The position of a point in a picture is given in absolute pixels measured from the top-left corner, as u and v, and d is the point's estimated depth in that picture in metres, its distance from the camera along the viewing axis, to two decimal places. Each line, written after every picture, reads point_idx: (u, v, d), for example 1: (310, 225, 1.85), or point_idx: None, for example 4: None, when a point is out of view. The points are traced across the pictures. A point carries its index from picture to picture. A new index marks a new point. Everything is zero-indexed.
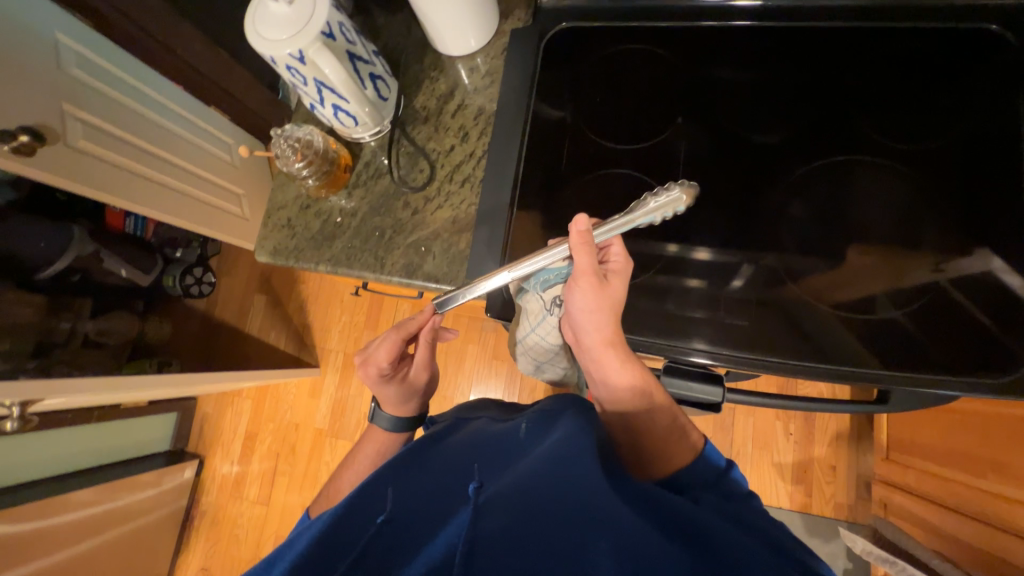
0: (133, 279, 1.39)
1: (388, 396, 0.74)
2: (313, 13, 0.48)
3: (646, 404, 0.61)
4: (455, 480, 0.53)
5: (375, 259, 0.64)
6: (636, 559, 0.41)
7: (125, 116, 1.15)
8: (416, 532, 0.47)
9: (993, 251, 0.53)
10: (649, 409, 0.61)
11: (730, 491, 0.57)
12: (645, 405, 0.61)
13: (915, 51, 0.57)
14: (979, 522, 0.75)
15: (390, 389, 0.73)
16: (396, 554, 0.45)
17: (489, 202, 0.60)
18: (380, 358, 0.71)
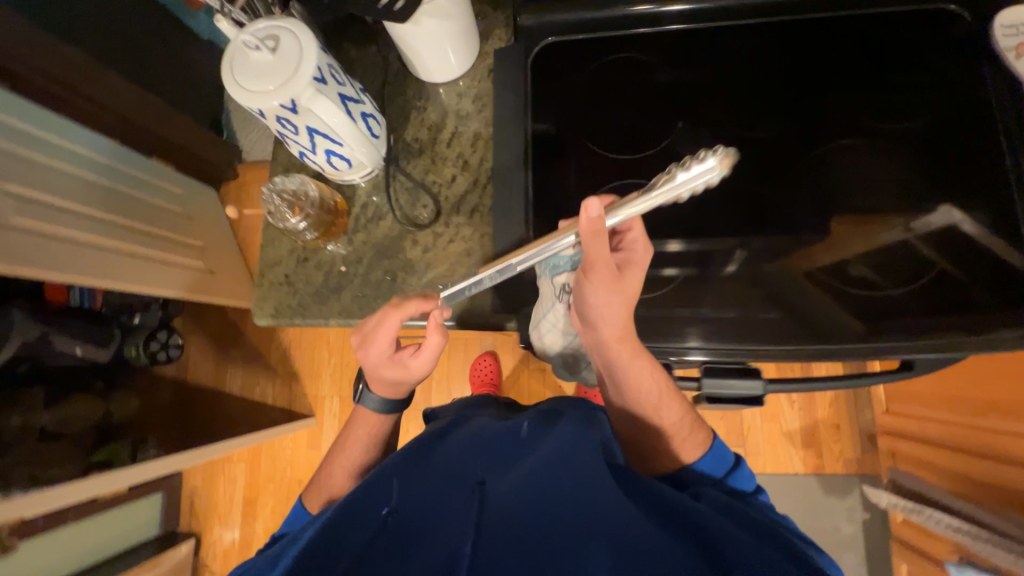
0: (91, 356, 1.25)
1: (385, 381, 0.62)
2: (302, 56, 0.45)
3: (653, 399, 0.61)
4: (457, 479, 0.55)
5: None
6: (618, 529, 0.45)
7: (59, 182, 1.03)
8: (414, 529, 0.50)
9: (955, 206, 0.56)
10: (661, 403, 0.62)
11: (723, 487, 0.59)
12: (656, 400, 0.61)
13: (883, 34, 0.60)
14: (987, 459, 0.80)
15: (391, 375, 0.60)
16: (395, 549, 0.48)
17: (501, 231, 0.58)
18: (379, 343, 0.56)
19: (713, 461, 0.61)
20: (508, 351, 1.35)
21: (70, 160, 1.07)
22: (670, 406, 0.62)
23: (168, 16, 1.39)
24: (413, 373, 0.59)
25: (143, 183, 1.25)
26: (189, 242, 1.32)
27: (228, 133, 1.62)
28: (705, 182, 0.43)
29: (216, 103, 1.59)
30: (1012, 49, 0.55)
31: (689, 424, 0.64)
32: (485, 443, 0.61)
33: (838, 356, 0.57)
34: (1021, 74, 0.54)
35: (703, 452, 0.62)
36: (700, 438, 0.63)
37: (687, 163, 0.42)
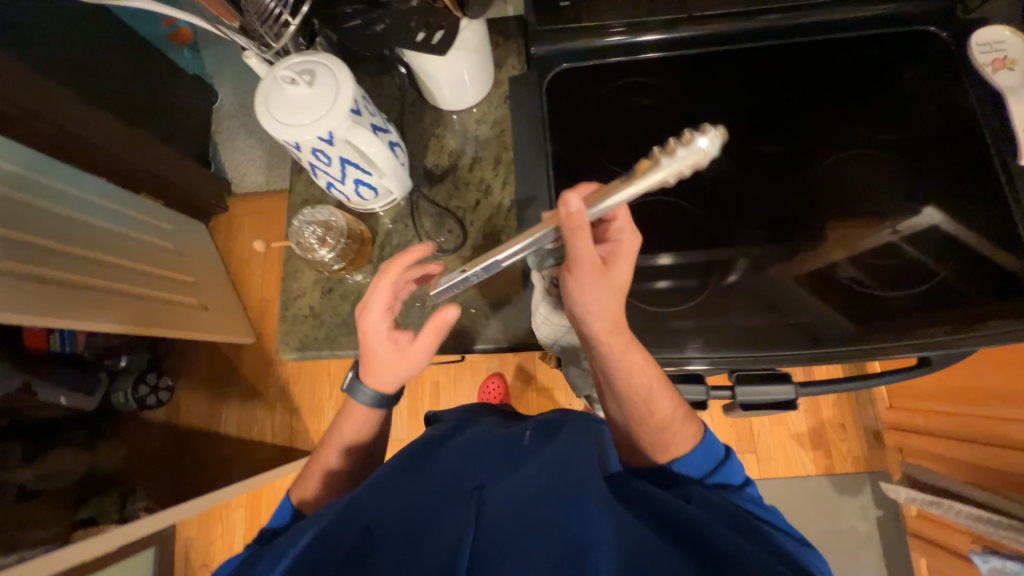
0: (77, 406, 1.19)
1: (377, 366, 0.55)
2: (337, 89, 0.45)
3: (642, 392, 0.56)
4: (454, 483, 0.52)
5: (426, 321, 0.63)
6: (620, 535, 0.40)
7: (49, 222, 1.00)
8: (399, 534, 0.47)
9: (936, 208, 0.60)
10: (646, 393, 0.56)
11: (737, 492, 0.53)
12: (646, 390, 0.56)
13: (866, 55, 0.65)
14: (995, 446, 0.83)
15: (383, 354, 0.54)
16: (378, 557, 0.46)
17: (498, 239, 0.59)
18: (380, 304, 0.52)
19: (704, 454, 0.57)
20: (516, 372, 1.34)
21: (58, 200, 1.04)
22: (659, 399, 0.57)
23: (155, 54, 1.39)
24: (409, 365, 0.54)
25: (131, 220, 1.20)
26: (182, 278, 1.27)
27: (216, 167, 1.60)
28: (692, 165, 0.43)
29: (204, 137, 1.58)
30: (989, 64, 0.60)
31: (678, 417, 0.58)
32: (487, 446, 0.57)
33: (863, 357, 0.58)
34: (1001, 87, 0.59)
35: (694, 445, 0.57)
36: (692, 427, 0.58)
37: (681, 141, 0.43)
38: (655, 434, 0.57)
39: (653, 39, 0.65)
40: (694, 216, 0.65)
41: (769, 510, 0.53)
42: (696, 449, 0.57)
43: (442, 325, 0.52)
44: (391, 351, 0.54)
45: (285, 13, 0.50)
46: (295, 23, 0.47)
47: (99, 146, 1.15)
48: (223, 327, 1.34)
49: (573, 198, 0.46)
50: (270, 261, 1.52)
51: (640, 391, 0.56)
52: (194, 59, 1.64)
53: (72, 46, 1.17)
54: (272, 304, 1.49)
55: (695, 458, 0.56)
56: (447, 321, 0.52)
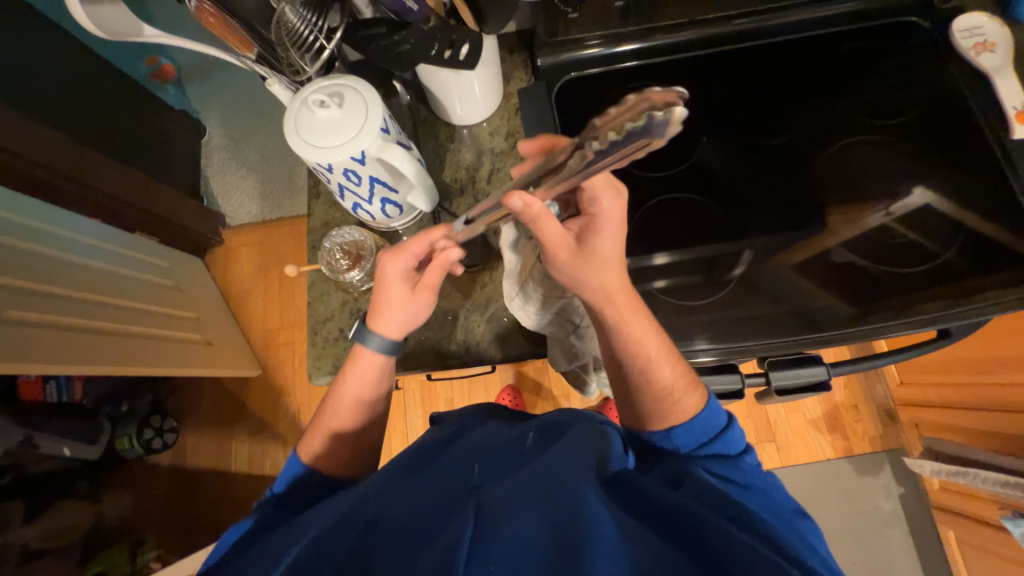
0: (80, 455, 1.17)
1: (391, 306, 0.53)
2: (368, 110, 0.46)
3: (640, 360, 0.52)
4: (455, 483, 0.45)
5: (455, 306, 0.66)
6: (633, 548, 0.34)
7: (48, 268, 0.98)
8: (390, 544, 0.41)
9: (926, 188, 0.64)
10: (644, 361, 0.52)
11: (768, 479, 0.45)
12: (642, 358, 0.52)
13: (854, 48, 0.69)
14: (1010, 413, 0.85)
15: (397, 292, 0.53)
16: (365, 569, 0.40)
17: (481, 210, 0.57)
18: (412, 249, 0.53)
19: (706, 422, 0.49)
20: (531, 383, 1.33)
21: (55, 244, 1.02)
22: (661, 367, 0.52)
23: (143, 93, 1.39)
24: (418, 305, 0.54)
25: (128, 260, 1.18)
26: (183, 314, 1.25)
27: (209, 201, 1.58)
28: (639, 108, 0.31)
29: (195, 172, 1.56)
30: (972, 48, 0.63)
31: (683, 386, 0.52)
32: (496, 443, 0.49)
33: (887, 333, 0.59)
34: (984, 69, 0.63)
35: (693, 415, 0.50)
36: (699, 398, 0.51)
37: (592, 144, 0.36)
38: (656, 405, 0.51)
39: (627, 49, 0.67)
40: (711, 209, 0.67)
41: (777, 490, 0.45)
42: (698, 416, 0.49)
43: (448, 264, 0.52)
44: (397, 291, 0.53)
45: (321, 39, 0.47)
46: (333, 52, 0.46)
47: (93, 187, 1.14)
48: (228, 361, 1.31)
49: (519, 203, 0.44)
50: (270, 291, 1.49)
51: (639, 357, 0.52)
52: (180, 95, 1.63)
53: (58, 90, 1.16)
54: (276, 334, 1.46)
55: (695, 426, 0.49)
56: (452, 261, 0.52)
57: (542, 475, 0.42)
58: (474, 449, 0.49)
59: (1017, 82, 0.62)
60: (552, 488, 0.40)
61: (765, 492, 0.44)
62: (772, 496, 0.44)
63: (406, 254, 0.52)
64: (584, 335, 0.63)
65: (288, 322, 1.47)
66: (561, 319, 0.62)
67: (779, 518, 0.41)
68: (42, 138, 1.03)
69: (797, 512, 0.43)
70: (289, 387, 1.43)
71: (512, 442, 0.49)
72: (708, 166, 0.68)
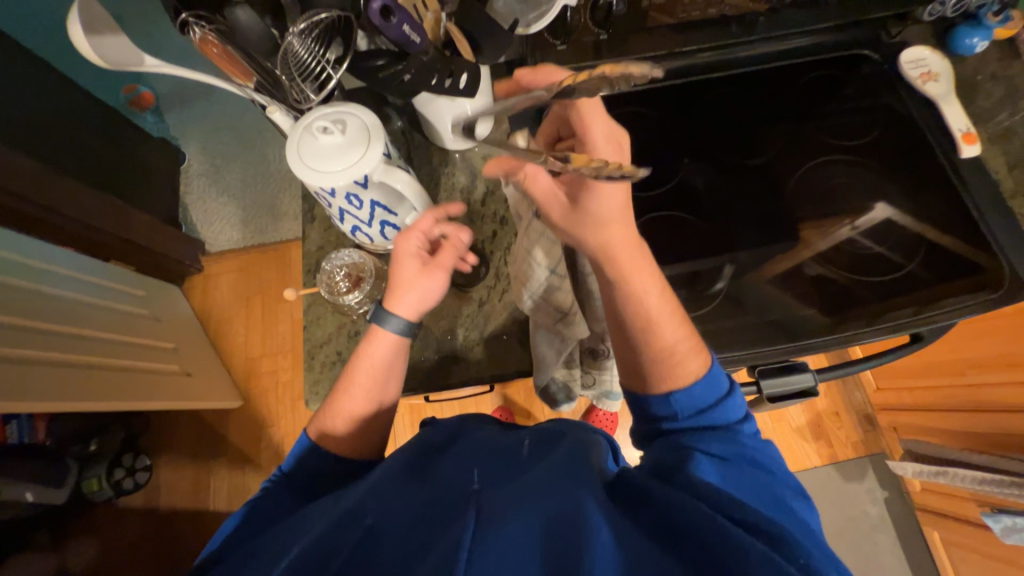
0: (44, 499, 1.13)
1: (405, 284, 0.53)
2: (369, 136, 0.47)
3: (639, 318, 0.50)
4: (450, 491, 0.44)
5: (454, 320, 0.64)
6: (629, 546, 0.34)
7: (19, 300, 0.93)
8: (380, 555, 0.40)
9: (887, 203, 0.69)
10: (644, 319, 0.50)
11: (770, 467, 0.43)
12: (643, 317, 0.50)
13: (815, 76, 0.75)
14: (981, 412, 0.90)
15: (412, 271, 0.53)
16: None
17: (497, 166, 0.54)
18: (424, 227, 0.53)
19: (707, 387, 0.47)
20: (523, 405, 1.32)
21: (27, 275, 0.98)
22: (664, 326, 0.50)
23: (122, 121, 1.37)
24: (431, 281, 0.53)
25: (103, 289, 1.14)
26: (159, 345, 1.20)
27: (187, 228, 1.54)
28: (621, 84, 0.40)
29: (174, 199, 1.53)
30: (918, 77, 0.70)
31: (688, 346, 0.49)
32: (493, 452, 0.48)
33: (866, 338, 0.62)
34: (931, 95, 0.69)
35: (697, 379, 0.47)
36: (701, 362, 0.49)
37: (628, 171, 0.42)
38: (659, 368, 0.49)
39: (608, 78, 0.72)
40: (696, 226, 0.70)
41: (777, 473, 0.43)
42: (697, 383, 0.47)
43: (460, 245, 0.55)
44: (409, 267, 0.53)
45: (327, 68, 0.49)
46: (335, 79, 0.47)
47: (70, 216, 1.11)
48: (209, 392, 1.26)
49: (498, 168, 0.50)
50: (253, 318, 1.45)
51: (640, 315, 0.50)
52: (159, 123, 1.62)
53: (34, 118, 1.14)
54: (258, 363, 1.42)
55: (694, 395, 0.47)
56: (464, 244, 0.55)
57: (541, 481, 0.41)
58: (470, 459, 0.48)
59: (960, 108, 0.69)
60: (547, 496, 0.39)
61: (764, 476, 0.42)
62: (773, 476, 0.43)
63: (418, 232, 0.52)
64: (569, 324, 0.59)
65: (271, 350, 1.43)
66: (546, 304, 0.58)
67: (778, 507, 0.39)
68: (17, 166, 1.00)
69: (795, 498, 0.41)
70: (271, 417, 1.38)
71: (509, 451, 0.48)
72: (690, 186, 0.72)
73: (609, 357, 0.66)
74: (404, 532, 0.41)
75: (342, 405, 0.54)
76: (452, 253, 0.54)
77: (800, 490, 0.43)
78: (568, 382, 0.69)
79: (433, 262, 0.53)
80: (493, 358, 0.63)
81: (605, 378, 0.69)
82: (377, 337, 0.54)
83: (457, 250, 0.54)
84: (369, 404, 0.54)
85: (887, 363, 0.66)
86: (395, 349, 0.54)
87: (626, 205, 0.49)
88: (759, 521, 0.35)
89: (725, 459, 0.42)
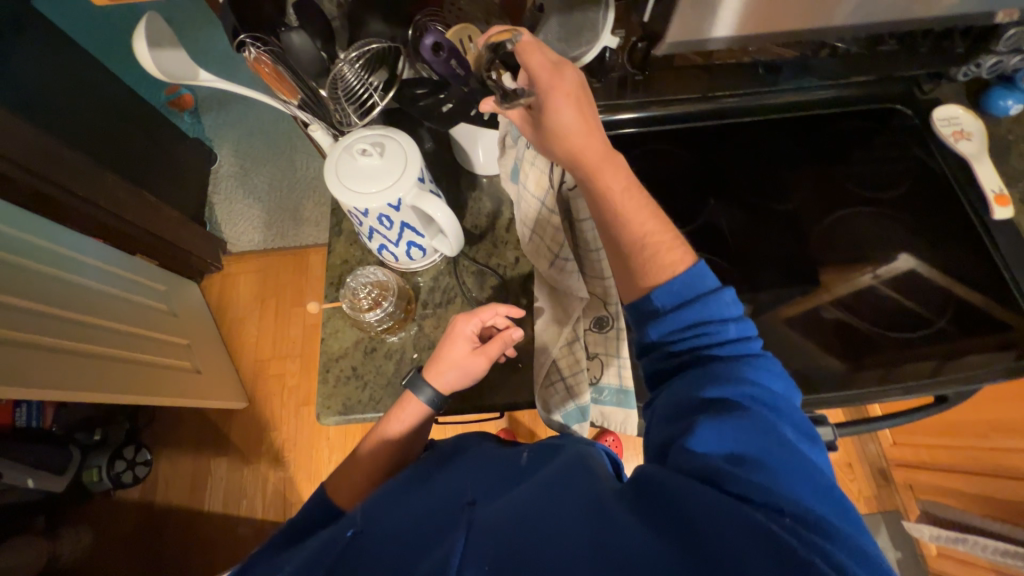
0: (45, 487, 1.13)
1: (449, 363, 0.55)
2: (406, 162, 0.49)
3: (608, 216, 0.48)
4: (446, 500, 0.43)
5: None
6: (608, 530, 0.33)
7: (48, 288, 0.96)
8: (374, 558, 0.39)
9: (910, 255, 0.68)
10: (612, 213, 0.47)
11: (779, 408, 0.38)
12: (610, 212, 0.47)
13: (846, 127, 0.75)
14: (1003, 478, 0.86)
15: (458, 352, 0.55)
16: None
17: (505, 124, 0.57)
18: (483, 317, 0.56)
19: (688, 282, 0.43)
20: (526, 429, 1.29)
21: (56, 263, 1.01)
22: (638, 220, 0.47)
23: (162, 121, 1.43)
24: (473, 366, 0.55)
25: (125, 281, 1.17)
26: (173, 341, 1.23)
27: (211, 226, 1.58)
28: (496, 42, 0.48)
29: (202, 198, 1.57)
30: (951, 135, 0.70)
31: (667, 241, 0.46)
32: (490, 465, 0.47)
33: (888, 395, 0.61)
34: (964, 154, 0.69)
35: (675, 273, 0.43)
36: (681, 258, 0.45)
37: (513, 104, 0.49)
38: (634, 264, 0.45)
39: (626, 118, 0.72)
40: (719, 267, 0.69)
41: (781, 409, 0.38)
42: (678, 278, 0.43)
43: (509, 340, 0.55)
44: (457, 348, 0.55)
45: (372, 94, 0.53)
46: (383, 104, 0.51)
47: (103, 208, 1.15)
48: (216, 391, 1.26)
49: (484, 109, 0.49)
50: (266, 320, 1.47)
51: (607, 211, 0.47)
52: (194, 123, 1.67)
53: (82, 114, 1.19)
54: (267, 365, 1.43)
55: (674, 292, 0.43)
56: (513, 341, 0.56)
57: (537, 484, 0.40)
58: (468, 473, 0.47)
59: (993, 168, 0.68)
60: (544, 493, 0.38)
61: (767, 417, 0.37)
62: (782, 418, 0.37)
63: (475, 318, 0.56)
64: (564, 272, 0.58)
65: (281, 353, 1.44)
66: (541, 246, 0.59)
67: (775, 447, 0.35)
68: (63, 160, 1.05)
69: (796, 435, 0.37)
70: (275, 420, 1.38)
71: (506, 463, 0.47)
72: (717, 226, 0.71)
73: (615, 328, 0.59)
74: (398, 542, 0.40)
75: (377, 429, 0.56)
76: (500, 345, 0.56)
77: (806, 430, 0.38)
78: (576, 377, 0.58)
79: (480, 348, 0.56)
80: (505, 383, 0.62)
81: (614, 370, 0.59)
82: (408, 402, 0.55)
83: (505, 345, 0.56)
84: (395, 430, 0.55)
85: (909, 422, 0.64)
86: (422, 419, 0.55)
87: (588, 116, 0.47)
88: (756, 492, 0.32)
89: (721, 404, 0.37)
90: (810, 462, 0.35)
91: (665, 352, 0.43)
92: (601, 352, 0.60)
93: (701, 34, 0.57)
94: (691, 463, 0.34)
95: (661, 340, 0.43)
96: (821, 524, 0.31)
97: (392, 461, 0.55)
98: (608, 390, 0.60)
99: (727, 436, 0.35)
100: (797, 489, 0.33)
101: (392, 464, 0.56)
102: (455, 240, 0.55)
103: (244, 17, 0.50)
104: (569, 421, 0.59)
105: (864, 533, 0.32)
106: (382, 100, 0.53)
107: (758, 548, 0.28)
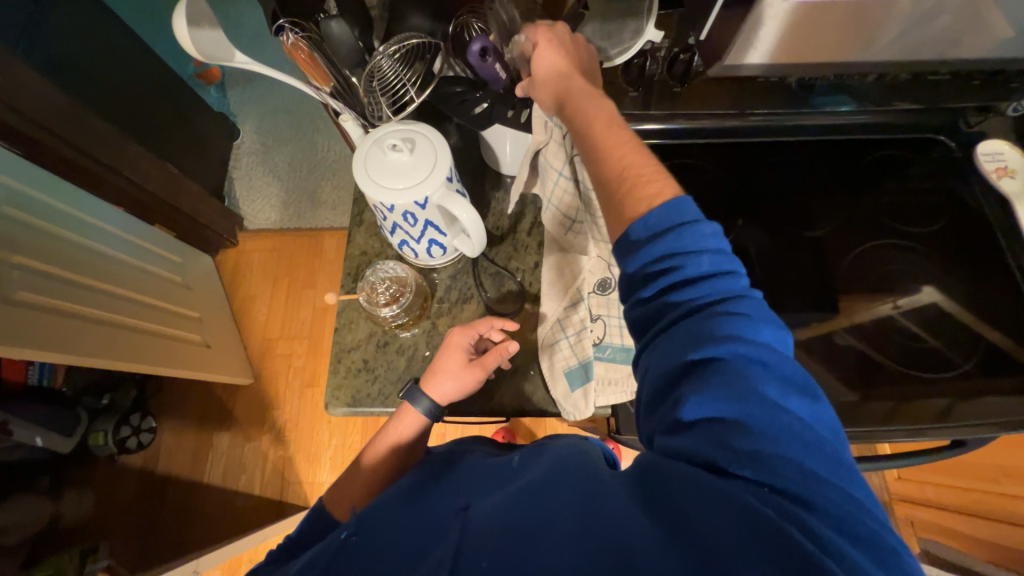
0: (53, 447, 1.16)
1: (445, 376, 0.54)
2: (435, 161, 0.48)
3: (591, 152, 0.46)
4: (439, 504, 0.42)
5: None
6: (593, 526, 0.32)
7: (65, 251, 0.97)
8: (370, 560, 0.39)
9: (937, 288, 0.66)
10: (593, 148, 0.45)
11: (771, 362, 0.34)
12: (591, 145, 0.46)
13: (883, 153, 0.73)
14: (1008, 524, 0.85)
15: (452, 363, 0.55)
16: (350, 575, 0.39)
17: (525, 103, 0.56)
18: (478, 330, 0.56)
19: (666, 214, 0.39)
20: (526, 430, 1.29)
21: (77, 228, 1.02)
22: (616, 154, 0.45)
23: (190, 93, 1.44)
24: (469, 378, 0.54)
25: (141, 250, 1.18)
26: (184, 313, 1.24)
27: (229, 202, 1.59)
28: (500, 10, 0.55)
29: (222, 172, 1.58)
30: (993, 171, 0.67)
31: (646, 172, 0.43)
32: (484, 471, 0.46)
33: (906, 436, 0.59)
34: (1006, 192, 0.66)
35: (652, 204, 0.40)
36: (665, 189, 0.41)
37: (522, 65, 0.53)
38: (614, 200, 0.43)
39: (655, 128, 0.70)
40: None
41: (772, 363, 0.34)
42: (654, 209, 0.40)
43: (505, 353, 0.55)
44: (454, 360, 0.55)
45: (410, 90, 0.53)
46: (420, 102, 0.51)
47: (130, 179, 1.17)
48: (221, 365, 1.27)
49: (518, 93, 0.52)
50: (277, 298, 1.48)
51: (590, 150, 0.46)
52: (220, 98, 1.68)
53: (114, 83, 1.20)
54: (274, 343, 1.44)
55: (648, 224, 0.39)
56: (508, 353, 0.55)
57: (523, 490, 0.38)
58: (463, 480, 0.46)
59: None
60: (535, 494, 0.37)
61: (753, 373, 0.33)
62: (775, 369, 0.34)
63: (472, 331, 0.56)
64: (578, 236, 0.58)
65: (288, 332, 1.45)
66: (559, 217, 0.58)
67: (759, 408, 0.32)
68: (90, 127, 1.06)
69: (789, 390, 0.33)
70: (278, 398, 1.39)
71: (499, 469, 0.45)
72: (741, 247, 0.70)
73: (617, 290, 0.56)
74: (399, 549, 0.39)
75: (387, 432, 0.56)
76: (496, 357, 0.55)
77: (804, 387, 0.33)
78: (578, 336, 0.57)
79: (475, 360, 0.55)
80: (514, 390, 0.61)
81: (618, 328, 0.56)
82: (406, 414, 0.55)
83: (497, 359, 0.55)
84: (401, 435, 0.55)
85: (925, 462, 0.62)
86: (422, 429, 0.55)
87: (565, 61, 0.48)
88: (744, 466, 0.30)
89: (704, 364, 0.34)
90: (800, 421, 0.32)
91: (639, 300, 0.39)
92: (605, 313, 0.57)
93: (738, 61, 0.55)
94: (675, 440, 0.33)
95: (638, 276, 0.39)
96: (807, 497, 0.29)
97: (396, 463, 0.55)
98: (612, 347, 0.56)
99: (710, 404, 0.33)
100: (786, 450, 0.30)
101: (396, 467, 0.56)
102: (477, 241, 0.54)
103: (286, 2, 0.50)
104: (573, 385, 0.56)
105: (861, 488, 0.31)
106: (418, 96, 0.53)
107: (739, 533, 0.28)
